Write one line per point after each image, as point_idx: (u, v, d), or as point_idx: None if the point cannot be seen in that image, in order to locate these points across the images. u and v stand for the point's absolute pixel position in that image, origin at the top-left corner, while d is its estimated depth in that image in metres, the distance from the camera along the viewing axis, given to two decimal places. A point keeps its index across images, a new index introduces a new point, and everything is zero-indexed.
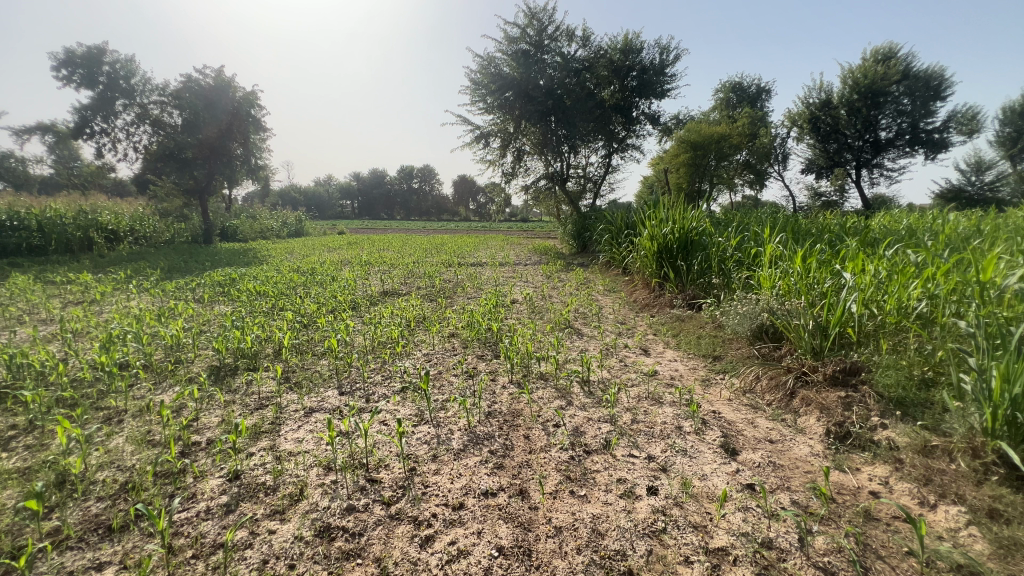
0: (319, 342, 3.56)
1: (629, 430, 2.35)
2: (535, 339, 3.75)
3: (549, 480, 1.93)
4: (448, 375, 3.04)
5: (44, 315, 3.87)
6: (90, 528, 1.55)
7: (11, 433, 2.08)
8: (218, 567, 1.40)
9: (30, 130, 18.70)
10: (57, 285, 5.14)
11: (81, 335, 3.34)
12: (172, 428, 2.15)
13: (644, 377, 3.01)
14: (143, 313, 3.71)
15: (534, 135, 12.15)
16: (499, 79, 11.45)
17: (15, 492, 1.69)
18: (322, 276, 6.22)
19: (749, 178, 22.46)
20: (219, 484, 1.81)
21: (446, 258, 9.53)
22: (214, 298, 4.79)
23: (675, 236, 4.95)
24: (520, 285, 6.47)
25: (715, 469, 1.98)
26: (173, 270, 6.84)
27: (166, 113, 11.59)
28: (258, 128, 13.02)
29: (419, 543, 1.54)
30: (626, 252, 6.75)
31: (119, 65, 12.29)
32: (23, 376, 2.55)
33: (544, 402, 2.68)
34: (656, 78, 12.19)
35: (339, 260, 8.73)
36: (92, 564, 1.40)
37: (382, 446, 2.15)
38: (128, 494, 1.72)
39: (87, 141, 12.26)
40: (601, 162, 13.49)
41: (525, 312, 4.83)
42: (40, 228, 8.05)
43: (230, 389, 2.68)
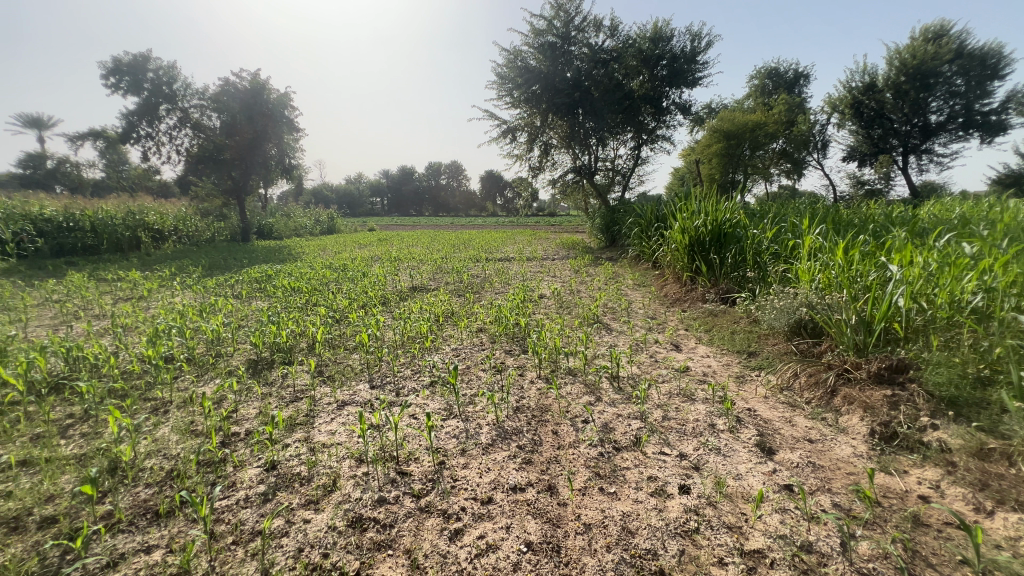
0: (351, 337, 3.63)
1: (660, 427, 2.30)
2: (563, 335, 3.73)
3: (579, 477, 1.91)
4: (476, 370, 3.06)
5: (97, 310, 4.10)
6: (139, 512, 1.63)
7: (69, 422, 2.21)
8: (257, 554, 1.45)
9: (84, 136, 19.73)
10: (108, 283, 5.39)
11: (130, 330, 3.50)
12: (213, 419, 2.24)
13: (674, 373, 2.95)
14: (187, 309, 3.88)
15: (562, 128, 12.04)
16: (526, 73, 11.39)
17: (73, 478, 1.80)
18: (353, 272, 6.34)
19: (785, 167, 21.59)
20: (257, 473, 1.88)
21: (474, 253, 9.57)
22: (252, 294, 4.96)
23: (708, 229, 4.82)
24: (548, 280, 6.42)
25: (750, 468, 1.92)
26: (214, 267, 7.12)
27: (205, 117, 12.05)
28: (291, 128, 13.36)
29: (449, 536, 1.56)
30: (656, 246, 6.62)
31: (162, 71, 12.79)
32: (79, 368, 2.69)
33: (572, 398, 2.66)
34: (687, 66, 11.85)
35: (369, 256, 8.83)
36: (141, 547, 1.48)
37: (411, 439, 2.19)
38: (173, 481, 1.80)
39: (133, 145, 12.86)
40: (630, 154, 13.22)
41: (553, 307, 4.81)
42: (93, 229, 8.57)
43: (267, 382, 2.78)
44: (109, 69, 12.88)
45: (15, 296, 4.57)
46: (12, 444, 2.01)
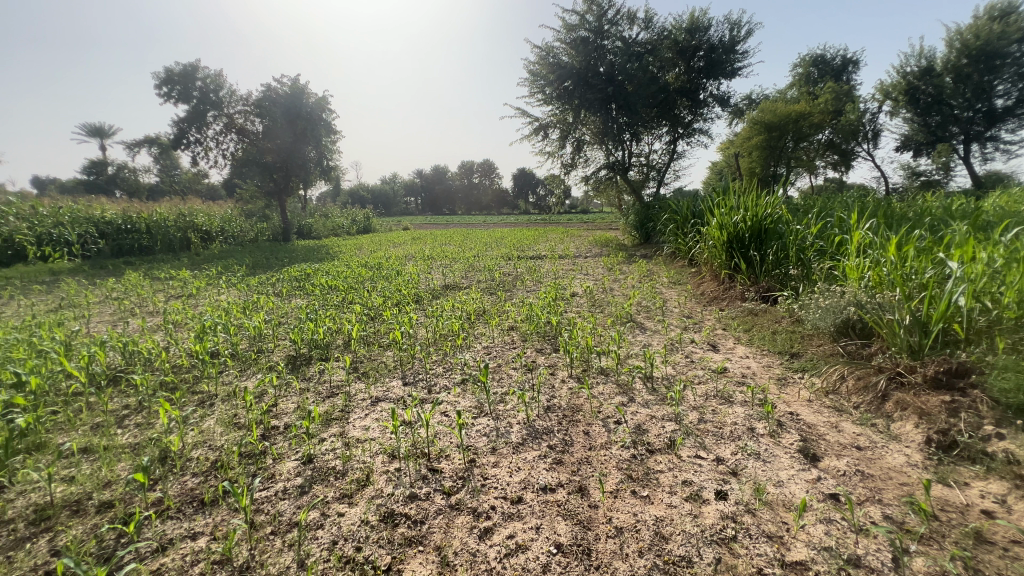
0: (385, 334, 3.70)
1: (695, 430, 2.23)
2: (595, 334, 3.67)
3: (610, 479, 1.88)
4: (507, 369, 3.06)
5: (151, 307, 4.36)
6: (186, 500, 1.72)
7: (125, 413, 2.35)
8: (294, 545, 1.50)
9: (140, 143, 20.93)
10: (160, 282, 5.70)
11: (180, 326, 3.70)
12: (255, 412, 2.33)
13: (711, 375, 2.86)
14: (232, 306, 4.06)
15: (595, 124, 11.88)
16: (558, 68, 11.31)
17: (127, 465, 1.91)
18: (388, 271, 6.50)
19: (832, 159, 20.57)
20: (295, 466, 1.94)
21: (507, 251, 9.57)
22: (292, 292, 5.15)
23: (747, 225, 4.65)
24: (581, 278, 6.36)
25: (792, 475, 1.83)
26: (257, 266, 7.44)
27: (249, 122, 12.57)
28: (329, 131, 13.72)
29: (479, 535, 1.56)
30: (693, 243, 6.43)
31: (209, 80, 13.41)
32: (135, 361, 2.86)
33: (604, 398, 2.62)
34: (726, 56, 11.46)
35: (402, 255, 9.01)
36: (188, 533, 1.55)
37: (443, 436, 2.20)
38: (218, 472, 1.88)
39: (184, 151, 13.57)
40: (665, 148, 12.91)
41: (585, 305, 4.77)
42: (148, 230, 9.13)
43: (305, 377, 2.88)
44: (161, 78, 13.54)
45: (79, 294, 4.90)
46: (75, 432, 2.16)
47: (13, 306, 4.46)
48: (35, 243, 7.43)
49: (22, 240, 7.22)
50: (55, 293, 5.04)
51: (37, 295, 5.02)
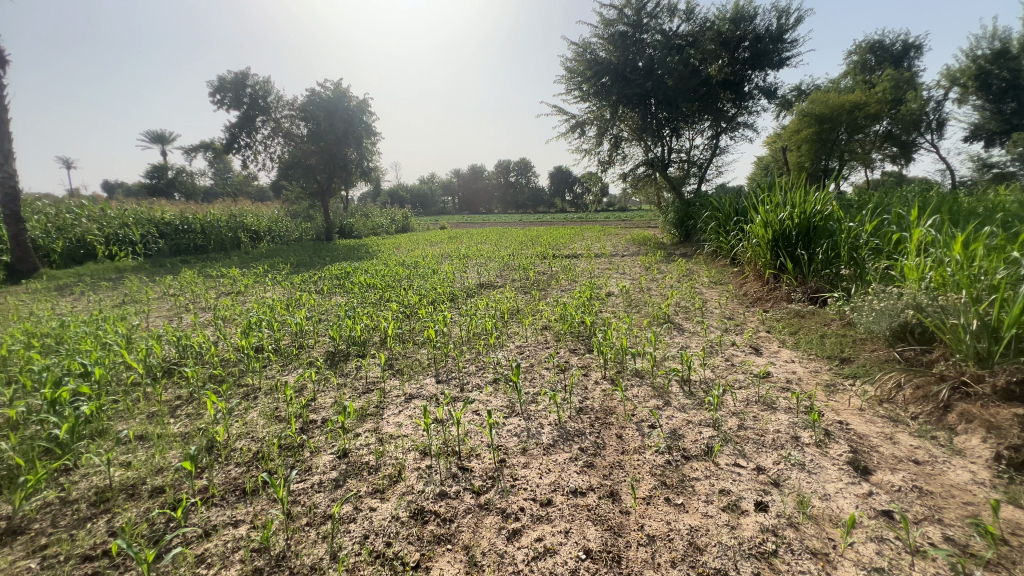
0: (420, 332, 3.77)
1: (735, 437, 2.14)
2: (631, 334, 3.59)
3: (643, 484, 1.83)
4: (540, 368, 3.03)
5: (204, 303, 4.62)
6: (230, 489, 1.80)
7: (178, 403, 2.50)
8: (328, 537, 1.54)
9: (196, 148, 22.15)
10: (213, 279, 6.05)
11: (229, 321, 3.89)
12: (294, 406, 2.42)
13: (753, 379, 2.74)
14: (276, 303, 4.24)
15: (633, 120, 11.65)
16: (595, 64, 11.15)
17: (178, 453, 2.03)
18: (424, 270, 6.60)
19: (891, 151, 19.31)
20: (331, 460, 1.99)
21: (542, 249, 9.53)
22: (333, 290, 5.31)
23: (794, 222, 4.42)
24: (617, 277, 6.26)
25: (840, 489, 1.72)
26: (302, 264, 7.75)
27: (295, 126, 13.08)
28: (370, 132, 14.07)
29: (507, 536, 1.55)
30: (735, 241, 6.19)
31: (259, 87, 14.03)
32: (187, 354, 3.03)
33: (639, 401, 2.56)
34: (773, 46, 10.98)
35: (439, 254, 9.13)
36: (230, 521, 1.62)
37: (473, 435, 2.21)
38: (259, 462, 1.96)
39: (235, 154, 14.27)
40: (707, 144, 12.50)
41: (620, 304, 4.68)
42: (203, 230, 9.69)
43: (343, 373, 2.96)
44: (215, 86, 14.29)
45: (141, 290, 5.26)
46: (133, 420, 2.30)
47: (84, 301, 4.84)
48: (104, 242, 8.01)
49: (93, 239, 7.81)
50: (120, 289, 5.43)
51: (105, 291, 5.43)
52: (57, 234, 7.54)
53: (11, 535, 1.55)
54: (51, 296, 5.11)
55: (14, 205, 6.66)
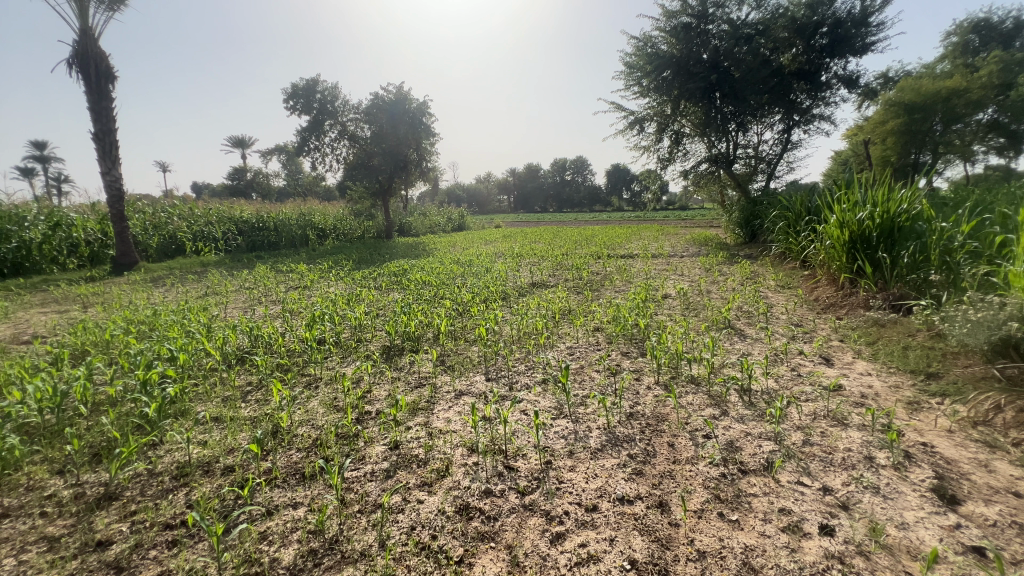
0: (472, 330, 3.83)
1: (799, 453, 2.00)
2: (687, 339, 3.45)
3: (694, 497, 1.75)
4: (590, 371, 2.99)
5: (275, 297, 4.96)
6: (291, 472, 1.92)
7: (249, 388, 2.70)
8: (377, 525, 1.60)
9: (271, 151, 23.76)
10: (283, 274, 6.48)
11: (296, 314, 4.15)
12: (351, 397, 2.54)
13: (822, 392, 2.54)
14: (339, 298, 4.48)
15: (696, 114, 11.17)
16: (656, 58, 10.79)
17: (247, 435, 2.19)
18: (477, 268, 6.68)
19: (998, 143, 17.22)
20: (383, 451, 2.07)
21: (596, 249, 9.39)
22: (391, 286, 5.52)
23: (875, 222, 4.05)
24: (675, 278, 6.04)
25: (921, 517, 1.56)
26: (362, 261, 8.10)
27: (359, 129, 13.69)
28: (429, 133, 14.42)
29: (551, 539, 1.54)
30: (806, 243, 5.78)
31: (328, 92, 14.77)
32: (258, 343, 3.26)
33: (693, 410, 2.45)
34: (855, 31, 10.12)
35: (493, 252, 9.23)
36: (291, 502, 1.73)
37: (520, 435, 2.22)
38: (317, 449, 2.08)
39: (306, 157, 15.16)
40: (777, 138, 11.76)
41: (677, 307, 4.51)
42: (276, 228, 10.48)
43: (397, 367, 3.07)
44: (288, 93, 15.21)
45: (222, 283, 5.74)
46: (210, 402, 2.51)
47: (175, 292, 5.35)
48: (191, 239, 8.81)
49: (182, 236, 8.62)
50: (204, 282, 5.95)
51: (191, 283, 5.97)
52: (153, 231, 8.37)
53: (108, 499, 1.74)
54: (148, 287, 5.69)
55: (119, 204, 7.47)
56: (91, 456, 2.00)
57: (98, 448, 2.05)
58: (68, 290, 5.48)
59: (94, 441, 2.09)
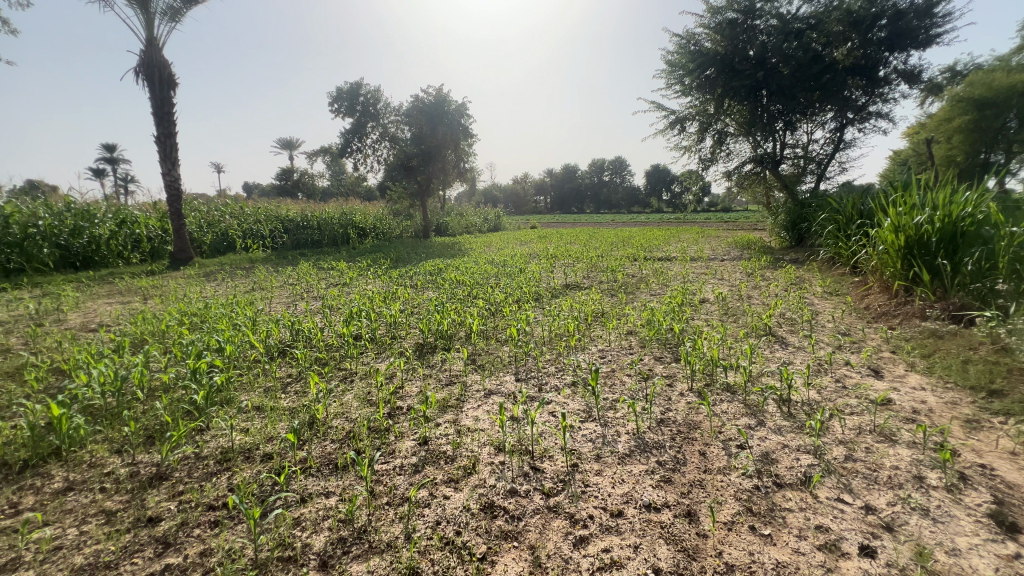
0: (503, 330, 3.85)
1: (840, 469, 1.90)
2: (723, 345, 3.34)
3: (724, 508, 1.70)
4: (621, 375, 2.95)
5: (316, 293, 5.16)
6: (325, 462, 1.99)
7: (289, 379, 2.83)
8: (404, 517, 1.64)
9: (315, 153, 24.61)
10: (324, 271, 6.73)
11: (335, 309, 4.31)
12: (384, 392, 2.61)
13: (868, 406, 2.41)
14: (376, 296, 4.61)
15: (740, 113, 10.81)
16: (699, 56, 10.53)
17: (285, 425, 2.29)
18: (511, 269, 6.70)
19: None
20: (412, 446, 2.12)
21: (633, 251, 9.24)
22: (426, 284, 5.62)
23: (934, 227, 3.80)
24: (714, 283, 5.87)
25: (975, 545, 1.45)
26: (400, 260, 8.30)
27: (400, 130, 14.04)
28: (467, 134, 14.59)
29: (574, 542, 1.54)
30: (857, 247, 5.49)
31: (370, 95, 15.21)
32: (299, 337, 3.40)
33: (727, 418, 2.37)
34: (918, 23, 9.51)
35: (528, 253, 9.24)
36: (324, 491, 1.80)
37: (547, 436, 2.22)
38: (350, 441, 2.15)
39: (348, 158, 15.66)
40: (829, 138, 11.19)
41: (715, 313, 4.38)
42: (319, 227, 10.91)
43: (429, 364, 3.13)
44: (333, 96, 15.76)
45: (267, 279, 6.01)
46: (253, 392, 2.64)
47: (225, 286, 5.65)
48: (241, 236, 9.28)
49: (233, 234, 9.09)
50: (251, 278, 6.24)
51: (239, 278, 6.28)
52: (207, 228, 8.86)
53: (159, 479, 1.86)
54: (201, 281, 6.02)
55: (177, 203, 7.95)
56: (145, 438, 2.14)
57: (152, 431, 2.19)
58: (131, 283, 5.88)
59: (149, 424, 2.25)
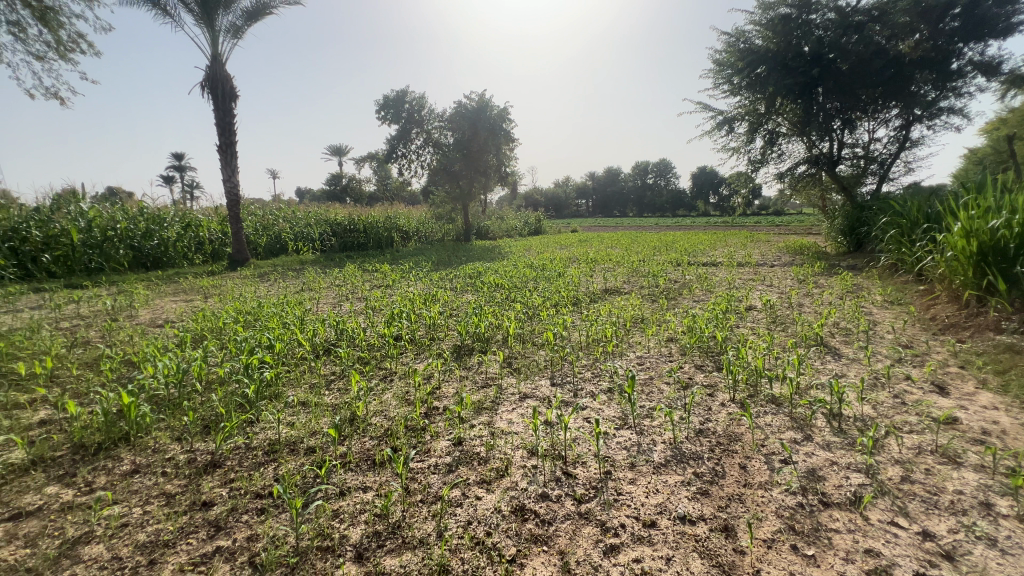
0: (540, 334, 3.86)
1: (895, 490, 1.79)
2: (770, 355, 3.20)
3: (765, 525, 1.63)
4: (659, 383, 2.89)
5: (360, 294, 5.35)
6: (363, 458, 2.07)
7: (332, 377, 2.96)
8: (436, 515, 1.68)
9: (362, 160, 25.46)
10: (369, 273, 6.98)
11: (378, 310, 4.46)
12: (422, 392, 2.68)
13: (930, 424, 2.24)
14: (417, 297, 4.73)
15: (794, 112, 10.34)
16: (749, 54, 10.16)
17: (328, 420, 2.39)
18: (550, 272, 6.69)
19: None
20: (447, 445, 2.17)
21: (676, 256, 9.01)
22: (465, 287, 5.72)
23: (1012, 232, 3.49)
24: (762, 289, 5.64)
25: None
26: (441, 263, 8.48)
27: (443, 136, 14.35)
28: (509, 139, 14.73)
29: (604, 550, 1.52)
30: (922, 254, 5.12)
31: (415, 102, 15.63)
32: (343, 337, 3.54)
33: (771, 431, 2.27)
34: (997, 10, 8.79)
35: (567, 257, 9.21)
36: (361, 486, 1.87)
37: (580, 442, 2.21)
38: (388, 438, 2.23)
39: (394, 163, 16.14)
40: (894, 136, 10.49)
41: (762, 321, 4.20)
42: (365, 230, 11.33)
43: (466, 366, 3.18)
44: (379, 104, 16.30)
45: (316, 280, 6.29)
46: (299, 388, 2.78)
47: (276, 287, 5.95)
48: (293, 239, 9.78)
49: (286, 237, 9.59)
50: (301, 279, 6.55)
51: (291, 279, 6.63)
52: (263, 231, 9.39)
53: (213, 467, 1.99)
54: (256, 281, 6.40)
55: (236, 208, 8.47)
56: (202, 428, 2.30)
57: (209, 421, 2.35)
58: (193, 282, 6.31)
59: (206, 414, 2.41)
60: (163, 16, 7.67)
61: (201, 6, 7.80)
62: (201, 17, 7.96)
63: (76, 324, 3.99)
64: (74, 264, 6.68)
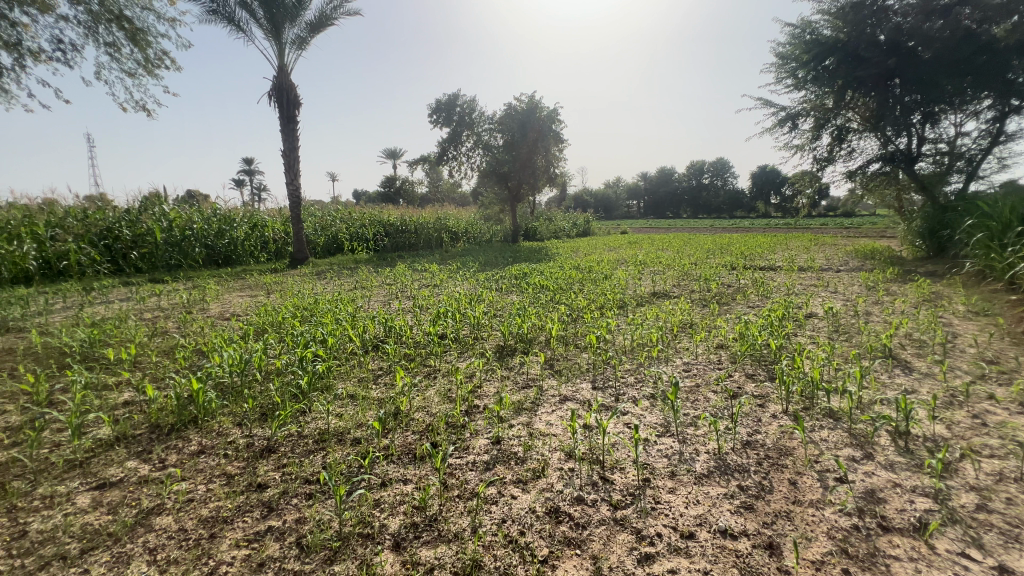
0: (583, 337, 3.83)
1: (967, 519, 1.63)
2: (829, 366, 3.00)
3: (813, 545, 1.54)
4: (705, 391, 2.78)
5: (409, 293, 5.53)
6: (405, 451, 2.14)
7: (380, 372, 3.08)
8: (471, 511, 1.72)
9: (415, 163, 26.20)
10: (418, 272, 7.20)
11: (425, 309, 4.59)
12: (463, 390, 2.73)
13: (1014, 449, 2.02)
14: (463, 297, 4.82)
15: (866, 106, 9.64)
16: (816, 46, 9.62)
17: (374, 414, 2.49)
18: (596, 275, 6.62)
19: None
20: (485, 444, 2.20)
21: (731, 259, 8.63)
22: (510, 288, 5.78)
23: None
24: (824, 296, 5.29)
25: None
26: (488, 263, 8.60)
27: (493, 138, 14.51)
28: (558, 140, 14.70)
29: (638, 558, 1.49)
30: (1015, 260, 4.61)
31: (466, 106, 15.90)
32: (391, 333, 3.68)
33: (827, 447, 2.14)
34: None
35: (615, 259, 9.05)
36: (402, 478, 1.93)
37: (619, 447, 2.18)
38: (429, 433, 2.29)
39: (445, 165, 16.51)
40: (986, 129, 9.47)
41: (823, 329, 3.95)
42: (416, 230, 11.68)
43: (508, 367, 3.21)
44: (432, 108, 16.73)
45: (368, 279, 6.56)
46: (348, 381, 2.92)
47: (332, 284, 6.27)
48: (349, 239, 10.26)
49: (342, 237, 10.08)
50: (355, 277, 6.86)
51: (345, 277, 6.96)
52: (321, 231, 9.90)
53: (268, 452, 2.14)
54: (313, 279, 6.77)
55: (298, 209, 8.99)
56: (260, 415, 2.47)
57: (266, 409, 2.52)
58: (258, 279, 6.77)
59: (264, 403, 2.58)
60: (237, 32, 8.28)
61: (270, 21, 8.36)
62: (270, 31, 8.53)
63: (157, 316, 4.39)
64: (157, 261, 7.35)
